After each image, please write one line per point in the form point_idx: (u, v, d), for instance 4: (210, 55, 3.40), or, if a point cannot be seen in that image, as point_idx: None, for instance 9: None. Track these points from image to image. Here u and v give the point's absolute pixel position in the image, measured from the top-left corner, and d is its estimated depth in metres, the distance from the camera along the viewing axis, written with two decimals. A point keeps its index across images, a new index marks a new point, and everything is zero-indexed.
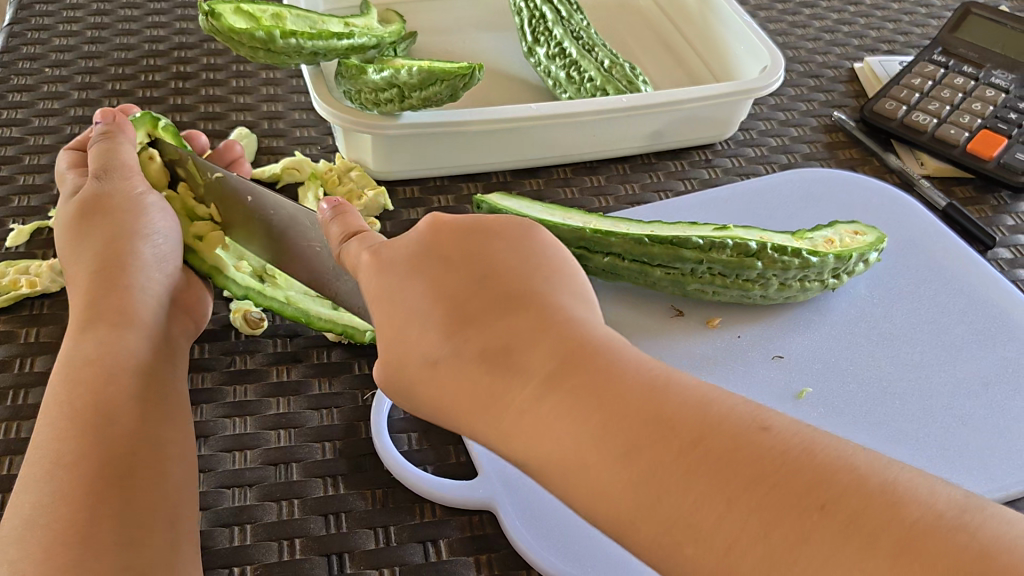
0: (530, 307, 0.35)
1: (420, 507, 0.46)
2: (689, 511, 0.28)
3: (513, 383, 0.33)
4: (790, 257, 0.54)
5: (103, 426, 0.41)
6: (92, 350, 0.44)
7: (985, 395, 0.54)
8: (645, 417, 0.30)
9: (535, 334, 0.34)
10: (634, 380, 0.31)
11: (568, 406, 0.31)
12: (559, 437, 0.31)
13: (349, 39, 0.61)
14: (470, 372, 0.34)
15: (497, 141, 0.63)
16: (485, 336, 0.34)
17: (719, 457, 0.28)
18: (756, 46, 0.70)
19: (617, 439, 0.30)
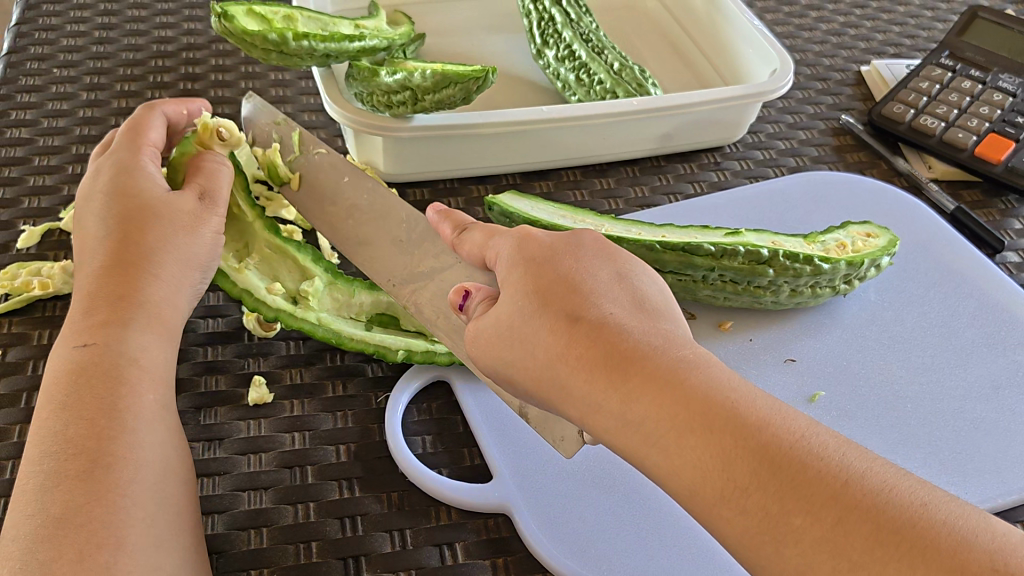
0: (644, 325, 0.37)
1: (436, 511, 0.46)
2: (770, 515, 0.30)
3: (606, 382, 0.35)
4: (801, 264, 0.54)
5: (121, 434, 0.39)
6: (105, 354, 0.41)
7: (997, 398, 0.54)
8: (748, 428, 0.31)
9: (649, 345, 0.35)
10: (738, 399, 0.32)
11: (661, 405, 0.33)
12: (653, 430, 0.33)
13: (360, 42, 0.61)
14: (567, 360, 0.36)
15: (509, 142, 0.63)
16: (595, 334, 0.36)
17: (810, 477, 0.30)
18: (764, 50, 0.70)
19: (703, 438, 0.32)
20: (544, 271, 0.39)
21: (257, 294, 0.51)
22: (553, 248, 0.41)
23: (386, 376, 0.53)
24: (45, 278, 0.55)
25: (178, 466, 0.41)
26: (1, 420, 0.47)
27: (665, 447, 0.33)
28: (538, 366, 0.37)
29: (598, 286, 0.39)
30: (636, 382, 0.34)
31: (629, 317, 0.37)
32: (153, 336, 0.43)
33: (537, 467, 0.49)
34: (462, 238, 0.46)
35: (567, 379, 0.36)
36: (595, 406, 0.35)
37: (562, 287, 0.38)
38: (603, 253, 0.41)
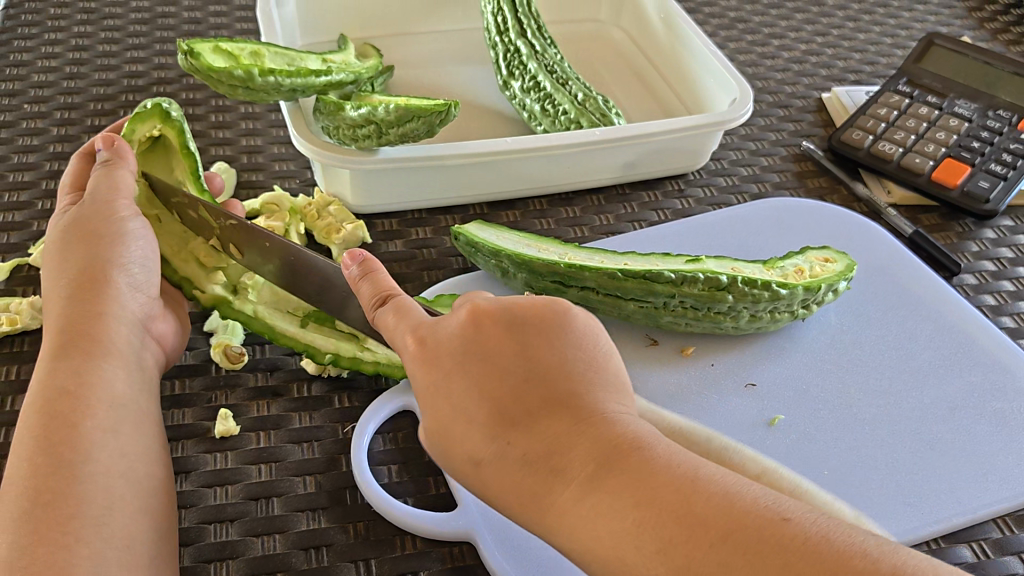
0: (553, 428, 0.36)
1: (401, 540, 0.47)
2: None
3: (557, 483, 0.35)
4: (760, 290, 0.55)
5: (82, 464, 0.40)
6: (70, 380, 0.43)
7: (952, 419, 0.56)
8: (674, 539, 0.31)
9: (564, 457, 0.35)
10: (675, 488, 0.33)
11: (607, 509, 0.33)
12: (600, 533, 0.33)
13: (327, 76, 0.63)
14: (513, 470, 0.36)
15: (472, 175, 0.65)
16: (513, 466, 0.36)
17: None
18: (722, 77, 0.72)
19: (652, 534, 0.32)
20: (452, 386, 0.38)
21: (200, 283, 0.53)
22: (458, 334, 0.39)
23: (352, 406, 0.53)
24: (13, 314, 0.55)
25: (145, 497, 0.42)
26: None
27: (606, 573, 0.33)
28: (490, 480, 0.37)
29: (522, 369, 0.38)
30: (562, 508, 0.34)
31: (544, 417, 0.36)
32: (111, 362, 0.45)
33: None
34: (378, 315, 0.43)
35: (518, 490, 0.36)
36: (547, 515, 0.35)
37: (488, 386, 0.37)
38: (504, 322, 0.39)
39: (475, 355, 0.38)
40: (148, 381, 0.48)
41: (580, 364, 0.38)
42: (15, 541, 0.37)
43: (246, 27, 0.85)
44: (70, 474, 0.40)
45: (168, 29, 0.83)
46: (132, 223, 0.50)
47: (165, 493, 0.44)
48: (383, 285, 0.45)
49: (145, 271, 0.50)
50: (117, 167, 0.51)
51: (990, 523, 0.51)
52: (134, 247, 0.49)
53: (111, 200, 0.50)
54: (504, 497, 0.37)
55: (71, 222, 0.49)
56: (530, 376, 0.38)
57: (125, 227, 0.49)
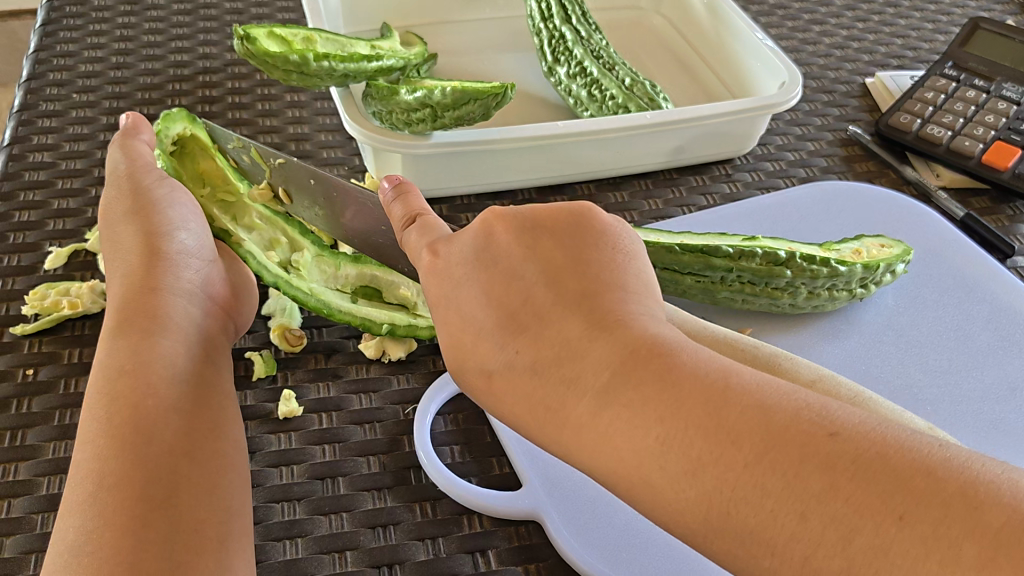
0: (561, 333, 0.33)
1: (468, 518, 0.47)
2: (758, 526, 0.28)
3: (570, 398, 0.32)
4: (818, 266, 0.55)
5: (144, 445, 0.40)
6: (129, 358, 0.44)
7: (1014, 399, 0.55)
8: (703, 458, 0.29)
9: (575, 365, 0.32)
10: (694, 391, 0.30)
11: (628, 418, 0.31)
12: (620, 449, 0.31)
13: (378, 61, 0.63)
14: (523, 383, 0.33)
15: (521, 160, 0.65)
16: (520, 377, 0.34)
17: (772, 505, 0.28)
18: (771, 62, 0.71)
19: (678, 451, 0.29)
20: (474, 284, 0.36)
21: (258, 258, 0.54)
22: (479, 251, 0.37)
23: (412, 388, 0.54)
24: (73, 298, 0.55)
25: (215, 475, 0.42)
26: (37, 437, 0.48)
27: (627, 489, 0.31)
28: (501, 394, 0.35)
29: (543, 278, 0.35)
30: (577, 431, 0.32)
31: (551, 321, 0.34)
32: (170, 336, 0.46)
33: (568, 472, 0.50)
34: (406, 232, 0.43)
35: (530, 406, 0.33)
36: (559, 429, 0.33)
37: (502, 297, 0.35)
38: (534, 232, 0.37)
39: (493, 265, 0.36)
40: (215, 353, 0.49)
41: (586, 265, 0.36)
42: (83, 524, 0.38)
43: (289, 17, 0.85)
44: (132, 454, 0.40)
45: (212, 20, 0.84)
46: (158, 191, 0.53)
47: (238, 470, 0.44)
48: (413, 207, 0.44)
49: (194, 238, 0.52)
50: (125, 141, 0.55)
51: None
52: (170, 213, 0.52)
53: (137, 175, 0.53)
54: (513, 411, 0.35)
55: (107, 210, 0.53)
56: (550, 282, 0.35)
57: (152, 197, 0.52)
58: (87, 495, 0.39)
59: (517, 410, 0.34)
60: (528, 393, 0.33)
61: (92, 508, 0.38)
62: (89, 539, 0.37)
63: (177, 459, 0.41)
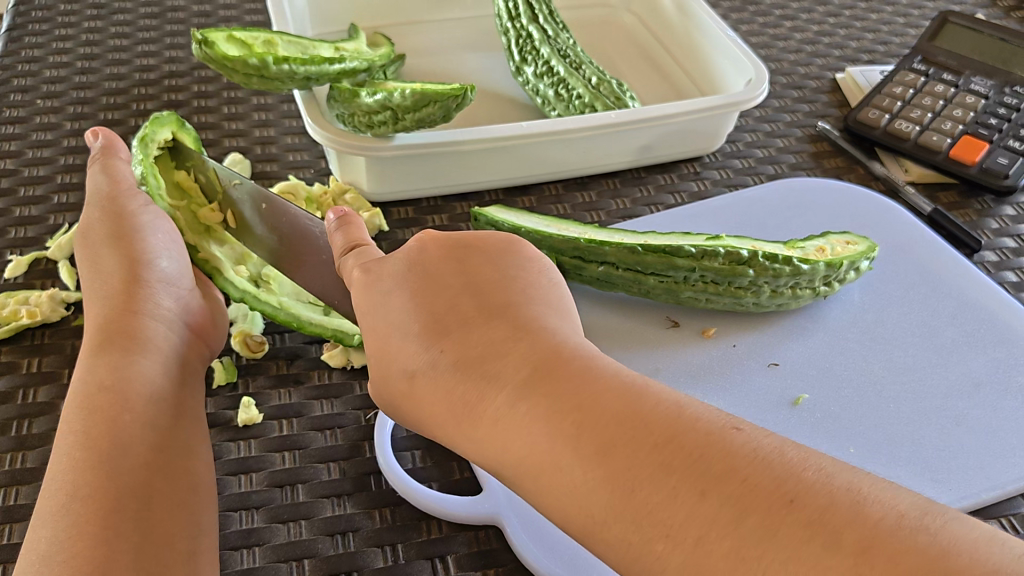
0: (492, 336, 0.37)
1: (426, 524, 0.47)
2: (657, 507, 0.29)
3: (489, 391, 0.35)
4: (781, 265, 0.54)
5: (118, 458, 0.41)
6: (107, 375, 0.44)
7: (978, 396, 0.55)
8: (613, 442, 0.31)
9: (500, 361, 0.35)
10: (609, 390, 0.33)
11: (544, 407, 0.33)
12: (532, 434, 0.33)
13: (341, 64, 0.62)
14: (447, 380, 0.36)
15: (488, 160, 0.64)
16: (446, 374, 0.36)
17: (675, 483, 0.29)
18: (739, 59, 0.71)
19: (589, 438, 0.31)
20: (412, 293, 0.40)
21: (225, 272, 0.55)
22: (417, 268, 0.41)
23: None
24: (33, 306, 0.55)
25: (186, 487, 0.42)
26: None
27: (533, 476, 0.33)
28: (422, 393, 0.37)
29: (482, 294, 0.39)
30: (495, 421, 0.34)
31: (482, 330, 0.37)
32: (150, 357, 0.47)
33: None
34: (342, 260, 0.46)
35: (450, 402, 0.36)
36: (474, 423, 0.35)
37: (441, 306, 0.39)
38: (474, 260, 0.42)
39: (434, 282, 0.40)
40: (190, 376, 0.49)
41: (518, 289, 0.40)
42: (55, 533, 0.38)
43: (256, 20, 0.85)
44: (105, 469, 0.40)
45: (178, 23, 0.83)
46: (142, 217, 0.54)
47: (210, 485, 0.44)
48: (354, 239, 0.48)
49: (169, 266, 0.53)
50: (107, 162, 0.57)
51: (1019, 498, 0.50)
52: (151, 240, 0.53)
53: (121, 200, 0.55)
54: (434, 410, 0.37)
55: (88, 233, 0.54)
56: (489, 297, 0.39)
57: (137, 223, 0.54)
58: (60, 507, 0.39)
59: (439, 408, 0.37)
60: (446, 387, 0.36)
61: (65, 519, 0.38)
62: (60, 548, 0.37)
63: (151, 470, 0.41)
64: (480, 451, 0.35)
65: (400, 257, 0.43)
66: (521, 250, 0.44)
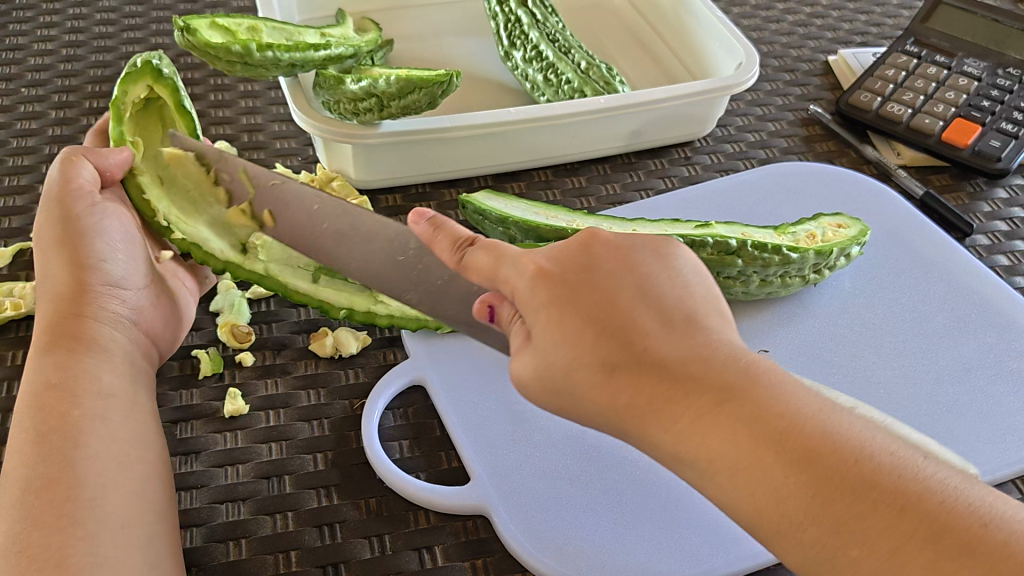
0: (684, 343, 0.35)
1: (414, 515, 0.47)
2: (856, 526, 0.30)
3: (681, 395, 0.34)
4: (770, 254, 0.54)
5: (71, 450, 0.40)
6: (54, 372, 0.43)
7: (968, 381, 0.55)
8: (810, 464, 0.31)
9: (697, 365, 0.34)
10: (803, 413, 0.33)
11: (736, 423, 0.33)
12: (729, 444, 0.32)
13: (326, 50, 0.62)
14: (644, 383, 0.34)
15: (476, 147, 0.64)
16: (639, 378, 0.34)
17: (873, 501, 0.30)
18: (729, 42, 0.70)
19: (786, 451, 0.32)
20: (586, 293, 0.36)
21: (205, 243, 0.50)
22: (570, 269, 0.37)
23: (361, 384, 0.53)
24: (17, 298, 0.55)
25: (144, 481, 0.41)
26: None
27: (731, 482, 0.32)
28: (613, 390, 0.35)
29: (649, 301, 0.37)
30: (689, 421, 0.33)
31: (667, 339, 0.35)
32: (98, 358, 0.44)
33: (516, 466, 0.49)
34: (468, 260, 0.41)
35: (641, 401, 0.34)
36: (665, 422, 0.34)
37: (622, 305, 0.36)
38: (619, 250, 0.39)
39: (606, 280, 0.37)
40: (142, 378, 0.47)
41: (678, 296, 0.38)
42: (12, 524, 0.37)
43: (242, 5, 0.84)
44: (60, 459, 0.39)
45: (165, 9, 0.83)
46: (90, 219, 0.47)
47: (165, 479, 0.43)
48: (461, 232, 0.42)
49: (125, 266, 0.48)
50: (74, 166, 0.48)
51: (1009, 483, 0.50)
52: (100, 243, 0.47)
53: (66, 193, 0.47)
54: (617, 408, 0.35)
55: (43, 232, 0.47)
56: (661, 305, 0.37)
57: (84, 224, 0.47)
58: (16, 498, 0.38)
59: (628, 404, 0.35)
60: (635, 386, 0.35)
61: (20, 509, 0.37)
62: (16, 537, 0.37)
63: (107, 463, 0.40)
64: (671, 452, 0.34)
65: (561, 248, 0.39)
66: (661, 242, 0.41)
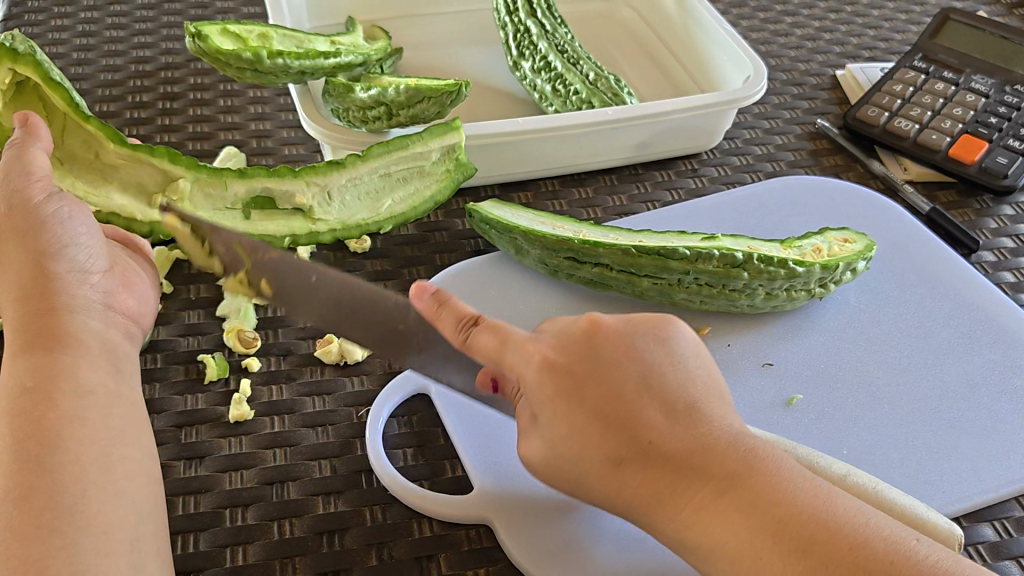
0: (689, 432, 0.37)
1: (418, 523, 0.47)
2: None
3: (686, 483, 0.36)
4: (776, 268, 0.54)
5: (50, 455, 0.38)
6: (29, 375, 0.40)
7: (972, 397, 0.55)
8: (810, 547, 0.33)
9: (702, 458, 0.36)
10: (804, 500, 0.35)
11: (741, 512, 0.34)
12: (734, 533, 0.34)
13: (336, 58, 0.61)
14: (654, 474, 0.36)
15: (482, 157, 0.64)
16: (649, 469, 0.36)
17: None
18: (737, 56, 0.71)
19: (790, 539, 0.33)
20: (596, 379, 0.38)
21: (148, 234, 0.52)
22: (573, 357, 0.39)
23: (366, 391, 0.53)
24: None
25: (129, 481, 0.40)
26: None
27: (732, 572, 0.34)
28: (624, 484, 0.37)
29: (654, 387, 0.38)
30: (698, 511, 0.35)
31: (672, 429, 0.37)
32: (66, 355, 0.41)
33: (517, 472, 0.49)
34: (472, 339, 0.42)
35: (651, 491, 0.36)
36: (673, 512, 0.36)
37: (628, 393, 0.38)
38: (622, 332, 0.40)
39: (615, 367, 0.39)
40: (122, 364, 0.44)
41: (686, 382, 0.39)
42: None
43: (252, 11, 0.85)
44: (40, 467, 0.37)
45: (176, 15, 0.83)
46: (51, 206, 0.43)
47: (150, 475, 0.41)
48: (464, 311, 0.43)
49: (90, 249, 0.45)
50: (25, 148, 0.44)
51: (1011, 502, 0.50)
52: (62, 230, 0.43)
53: (20, 185, 0.43)
54: (631, 500, 0.37)
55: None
56: (667, 392, 0.38)
57: (47, 212, 0.43)
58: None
59: (638, 495, 0.37)
60: (646, 478, 0.36)
61: (3, 516, 0.36)
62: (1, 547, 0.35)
63: (91, 466, 0.39)
64: (679, 539, 0.36)
65: (564, 331, 0.41)
66: (666, 317, 0.43)
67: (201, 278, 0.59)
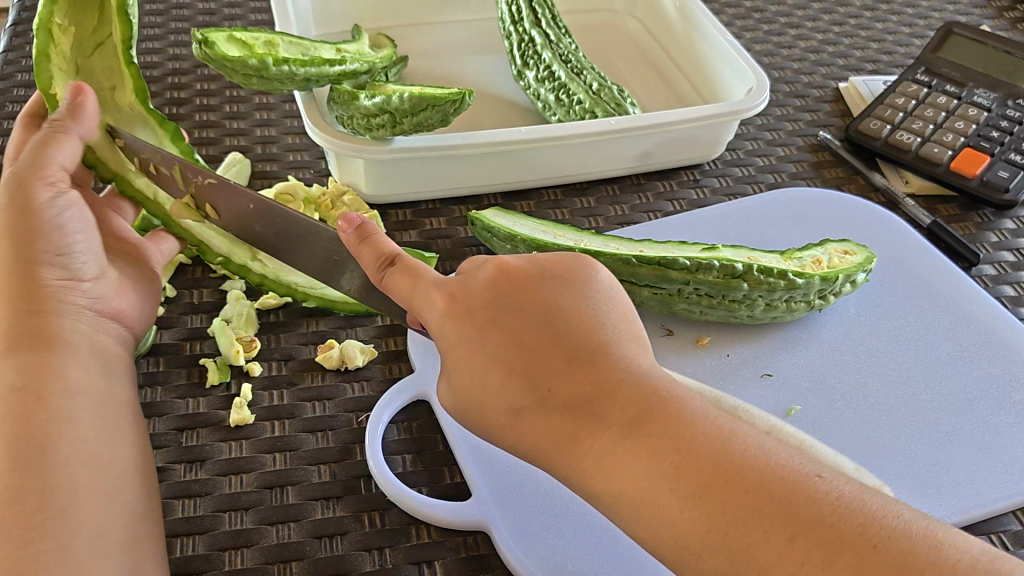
0: (591, 378, 0.37)
1: (415, 529, 0.47)
2: (752, 546, 0.32)
3: (590, 429, 0.36)
4: (775, 279, 0.54)
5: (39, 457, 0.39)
6: (17, 376, 0.42)
7: (971, 411, 0.55)
8: (708, 488, 0.34)
9: (603, 404, 0.37)
10: (704, 438, 0.35)
11: (643, 455, 0.35)
12: (633, 478, 0.35)
13: (341, 65, 0.62)
14: (555, 422, 0.37)
15: (483, 166, 0.65)
16: (550, 417, 0.37)
17: (768, 515, 0.33)
18: (740, 68, 0.71)
19: (688, 481, 0.34)
20: (508, 328, 0.39)
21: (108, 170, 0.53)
22: (478, 305, 0.40)
23: (366, 397, 0.53)
24: None
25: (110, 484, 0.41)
26: None
27: (632, 515, 0.35)
28: (526, 432, 0.38)
29: (562, 333, 0.39)
30: (599, 456, 0.36)
31: (575, 373, 0.38)
32: (63, 356, 0.44)
33: (513, 483, 0.50)
34: (390, 278, 0.42)
35: (552, 440, 0.37)
36: (574, 460, 0.36)
37: (532, 342, 0.38)
38: (532, 276, 0.41)
39: (524, 316, 0.39)
40: (113, 366, 0.47)
41: (596, 323, 0.40)
42: None
43: (260, 18, 0.85)
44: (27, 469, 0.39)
45: (183, 21, 0.84)
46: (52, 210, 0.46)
47: (136, 478, 0.42)
48: (385, 246, 0.43)
49: (82, 256, 0.48)
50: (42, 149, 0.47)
51: (1009, 515, 0.50)
52: (59, 236, 0.46)
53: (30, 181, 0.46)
54: (537, 449, 0.38)
55: None
56: (574, 336, 0.39)
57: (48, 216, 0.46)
58: None
59: (541, 444, 0.37)
60: (549, 426, 0.37)
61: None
62: None
63: (78, 470, 0.40)
64: (580, 483, 0.37)
65: (473, 280, 0.41)
66: (583, 258, 0.43)
67: (204, 283, 0.59)
